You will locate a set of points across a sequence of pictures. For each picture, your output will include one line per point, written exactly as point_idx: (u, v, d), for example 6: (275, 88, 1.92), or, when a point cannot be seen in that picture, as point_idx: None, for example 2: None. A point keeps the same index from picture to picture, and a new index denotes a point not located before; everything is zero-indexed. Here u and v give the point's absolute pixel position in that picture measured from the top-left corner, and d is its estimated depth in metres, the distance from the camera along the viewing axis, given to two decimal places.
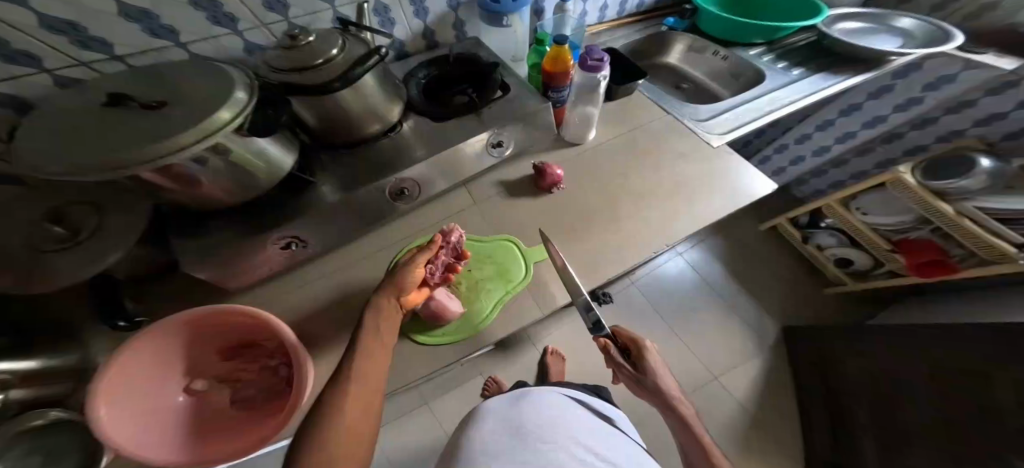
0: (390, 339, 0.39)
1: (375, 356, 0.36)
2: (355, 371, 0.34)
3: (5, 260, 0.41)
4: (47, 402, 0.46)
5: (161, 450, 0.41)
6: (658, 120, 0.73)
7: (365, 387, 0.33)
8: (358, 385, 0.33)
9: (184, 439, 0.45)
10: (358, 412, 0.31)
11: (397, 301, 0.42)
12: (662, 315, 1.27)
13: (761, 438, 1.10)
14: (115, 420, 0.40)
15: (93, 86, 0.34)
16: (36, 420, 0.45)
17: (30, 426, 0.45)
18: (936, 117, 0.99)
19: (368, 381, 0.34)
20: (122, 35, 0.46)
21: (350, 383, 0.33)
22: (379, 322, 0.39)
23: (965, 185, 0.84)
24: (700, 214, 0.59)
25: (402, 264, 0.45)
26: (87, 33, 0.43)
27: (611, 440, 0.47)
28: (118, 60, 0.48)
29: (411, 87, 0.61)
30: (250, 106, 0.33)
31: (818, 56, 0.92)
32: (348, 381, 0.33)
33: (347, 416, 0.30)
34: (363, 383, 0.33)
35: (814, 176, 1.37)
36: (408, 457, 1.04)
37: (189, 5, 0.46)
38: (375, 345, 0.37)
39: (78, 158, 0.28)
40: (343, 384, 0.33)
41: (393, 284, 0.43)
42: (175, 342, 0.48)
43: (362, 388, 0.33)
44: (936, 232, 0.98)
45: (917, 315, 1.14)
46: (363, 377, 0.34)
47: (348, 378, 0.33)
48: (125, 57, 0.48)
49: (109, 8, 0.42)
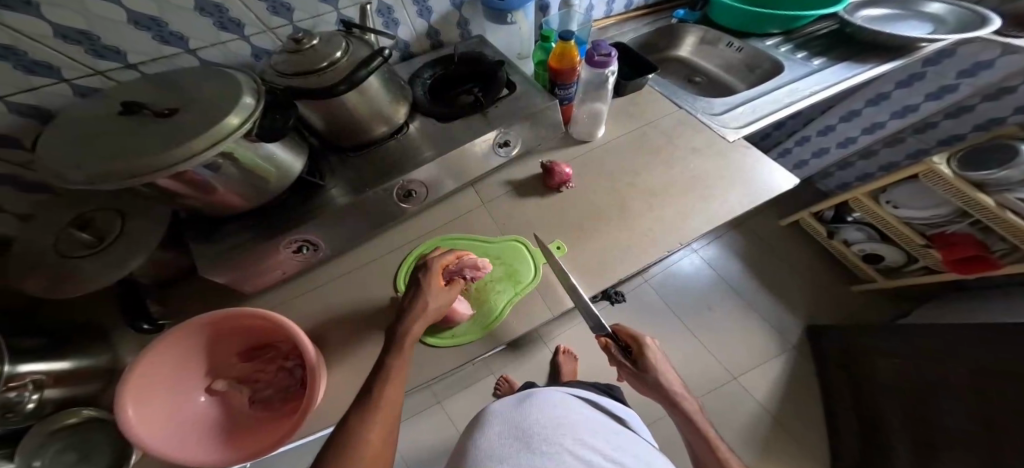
0: (409, 361, 0.39)
1: (396, 386, 0.37)
2: (373, 401, 0.35)
3: (35, 264, 0.43)
4: (79, 402, 0.51)
5: (185, 448, 0.43)
6: (670, 116, 0.71)
7: (382, 419, 0.34)
8: (376, 420, 0.33)
9: (206, 439, 0.46)
10: (375, 439, 0.32)
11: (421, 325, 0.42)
12: (677, 313, 1.24)
13: (784, 443, 1.05)
14: (143, 420, 0.42)
15: (110, 94, 0.35)
16: (67, 418, 0.51)
17: (64, 424, 0.51)
18: (971, 105, 0.95)
19: (385, 411, 0.34)
20: (135, 43, 0.47)
21: (369, 416, 0.34)
22: (402, 352, 0.39)
23: (1006, 176, 0.78)
24: (715, 211, 0.57)
25: (427, 287, 0.43)
26: (100, 42, 0.45)
27: (619, 440, 0.45)
28: (132, 68, 0.50)
29: (417, 88, 0.61)
30: (257, 111, 0.33)
31: (838, 44, 0.88)
32: (368, 414, 0.34)
33: (362, 450, 0.31)
34: (380, 416, 0.34)
35: (839, 169, 1.32)
36: (422, 454, 1.05)
37: (196, 11, 0.48)
38: (398, 373, 0.38)
39: (95, 167, 0.29)
40: (369, 411, 0.34)
41: (420, 309, 0.42)
42: (197, 345, 0.49)
43: (378, 419, 0.34)
44: (976, 226, 0.92)
45: (954, 314, 1.08)
46: (380, 408, 0.34)
47: (374, 406, 0.34)
48: (138, 65, 0.50)
49: (118, 16, 0.44)
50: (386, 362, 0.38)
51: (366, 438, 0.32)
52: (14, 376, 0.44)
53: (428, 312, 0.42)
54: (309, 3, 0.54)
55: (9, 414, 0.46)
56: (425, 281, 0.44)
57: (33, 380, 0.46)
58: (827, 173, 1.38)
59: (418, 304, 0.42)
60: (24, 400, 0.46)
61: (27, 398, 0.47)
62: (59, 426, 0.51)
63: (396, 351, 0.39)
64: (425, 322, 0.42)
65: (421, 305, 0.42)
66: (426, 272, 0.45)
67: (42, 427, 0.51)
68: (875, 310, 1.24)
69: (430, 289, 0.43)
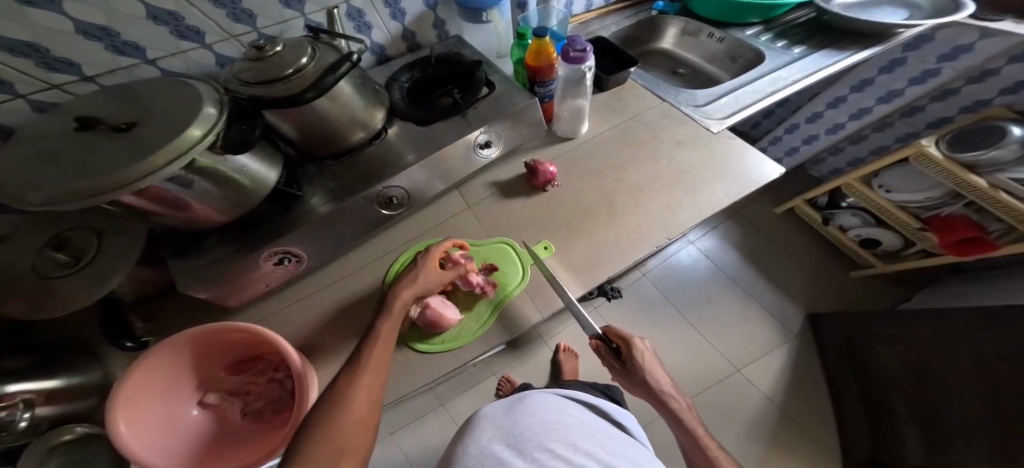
0: (393, 330, 0.41)
1: (381, 353, 0.39)
2: (359, 364, 0.37)
3: (12, 286, 0.42)
4: (74, 418, 0.50)
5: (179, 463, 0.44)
6: (654, 109, 0.70)
7: (368, 379, 0.36)
8: (359, 384, 0.35)
9: (204, 454, 0.48)
10: (361, 400, 0.35)
11: (410, 297, 0.45)
12: (674, 305, 1.24)
13: (791, 434, 1.05)
14: (140, 442, 0.42)
15: (66, 109, 0.34)
16: (63, 436, 0.49)
17: (59, 443, 0.49)
18: (956, 88, 0.95)
19: (372, 372, 0.37)
20: (90, 56, 0.47)
21: (355, 377, 0.36)
22: (388, 319, 0.42)
23: (996, 156, 0.78)
24: (703, 204, 0.56)
25: (415, 267, 0.48)
26: (50, 54, 0.44)
27: (613, 444, 0.45)
28: (90, 80, 0.49)
29: (394, 91, 0.60)
30: (220, 121, 0.32)
31: (819, 31, 0.87)
32: (354, 376, 0.36)
33: (349, 410, 0.34)
34: (365, 375, 0.36)
35: (831, 154, 1.32)
36: (428, 457, 1.04)
37: (151, 20, 0.47)
38: (382, 342, 0.39)
39: (49, 188, 0.28)
40: (356, 376, 0.36)
41: (408, 281, 0.46)
42: (184, 361, 0.48)
43: (364, 382, 0.36)
44: (971, 206, 0.92)
45: (954, 296, 1.07)
46: (366, 370, 0.37)
47: (360, 370, 0.37)
48: (95, 77, 0.49)
49: (65, 26, 0.43)
50: (375, 327, 0.41)
51: (353, 398, 0.35)
52: (3, 396, 0.43)
53: (419, 288, 0.46)
54: (272, 8, 0.54)
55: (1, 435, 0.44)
56: (417, 262, 0.48)
57: (23, 399, 0.45)
58: (819, 159, 1.38)
59: (409, 279, 0.46)
60: (15, 420, 0.45)
61: (19, 418, 0.45)
62: (52, 447, 0.49)
63: (386, 315, 0.42)
64: (414, 295, 0.45)
65: (408, 281, 0.46)
66: (424, 253, 0.49)
67: (36, 445, 0.49)
68: (875, 296, 1.23)
69: (424, 266, 0.47)
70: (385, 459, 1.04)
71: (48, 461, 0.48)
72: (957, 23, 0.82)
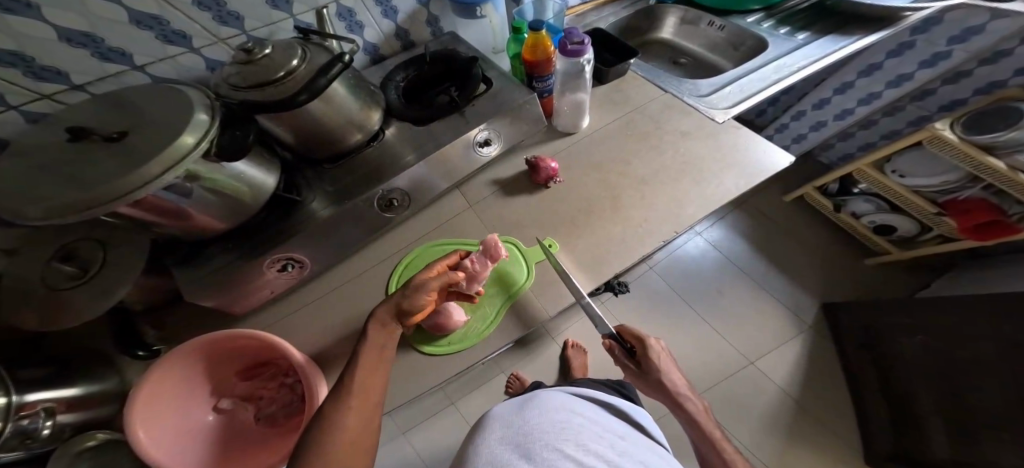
0: (379, 348, 0.38)
1: (376, 370, 0.36)
2: (351, 383, 0.34)
3: (24, 298, 0.43)
4: (95, 424, 0.51)
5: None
6: (656, 100, 0.68)
7: (358, 404, 0.33)
8: (351, 407, 0.33)
9: (223, 458, 0.49)
10: (354, 425, 0.32)
11: (391, 315, 0.40)
12: (684, 297, 1.22)
13: (809, 426, 1.03)
14: (163, 451, 0.43)
15: (57, 120, 0.34)
16: (87, 442, 0.50)
17: (82, 449, 0.50)
18: (969, 70, 0.92)
19: (362, 395, 0.34)
20: (77, 63, 0.47)
21: (350, 400, 0.33)
22: (372, 339, 0.38)
23: (1014, 137, 0.75)
24: (709, 195, 0.55)
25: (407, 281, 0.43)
26: (37, 63, 0.44)
27: (625, 445, 0.44)
28: (80, 89, 0.49)
29: (390, 92, 0.59)
30: (214, 127, 0.32)
31: (821, 17, 0.84)
32: (344, 399, 0.33)
33: (344, 429, 0.31)
34: (356, 396, 0.33)
35: (840, 140, 1.29)
36: (440, 456, 1.04)
37: (134, 25, 0.47)
38: (375, 359, 0.37)
39: (47, 201, 0.27)
40: (348, 400, 0.33)
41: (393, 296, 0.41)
42: (197, 369, 0.49)
43: (354, 405, 0.33)
44: (990, 189, 0.88)
45: (974, 282, 1.04)
46: (359, 391, 0.34)
47: (351, 394, 0.33)
48: (85, 85, 0.49)
49: (47, 34, 0.43)
50: (358, 349, 0.37)
51: (344, 424, 0.31)
52: (26, 405, 0.43)
53: (399, 304, 0.40)
54: (260, 10, 0.54)
55: (26, 442, 0.44)
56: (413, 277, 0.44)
57: (45, 408, 0.45)
58: (829, 145, 1.35)
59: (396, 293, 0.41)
60: (39, 427, 0.45)
61: (41, 425, 0.45)
62: (77, 453, 0.50)
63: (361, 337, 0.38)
64: (393, 313, 0.40)
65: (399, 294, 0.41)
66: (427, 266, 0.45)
67: (61, 452, 0.49)
68: (891, 284, 1.20)
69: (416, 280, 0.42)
70: (397, 459, 1.04)
71: (77, 464, 0.49)
72: (966, 4, 0.79)
